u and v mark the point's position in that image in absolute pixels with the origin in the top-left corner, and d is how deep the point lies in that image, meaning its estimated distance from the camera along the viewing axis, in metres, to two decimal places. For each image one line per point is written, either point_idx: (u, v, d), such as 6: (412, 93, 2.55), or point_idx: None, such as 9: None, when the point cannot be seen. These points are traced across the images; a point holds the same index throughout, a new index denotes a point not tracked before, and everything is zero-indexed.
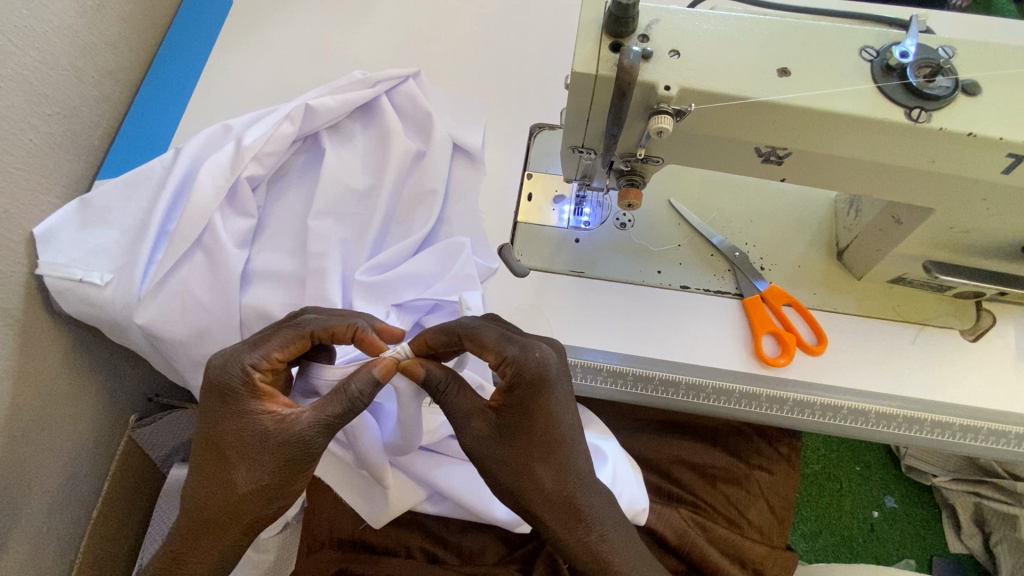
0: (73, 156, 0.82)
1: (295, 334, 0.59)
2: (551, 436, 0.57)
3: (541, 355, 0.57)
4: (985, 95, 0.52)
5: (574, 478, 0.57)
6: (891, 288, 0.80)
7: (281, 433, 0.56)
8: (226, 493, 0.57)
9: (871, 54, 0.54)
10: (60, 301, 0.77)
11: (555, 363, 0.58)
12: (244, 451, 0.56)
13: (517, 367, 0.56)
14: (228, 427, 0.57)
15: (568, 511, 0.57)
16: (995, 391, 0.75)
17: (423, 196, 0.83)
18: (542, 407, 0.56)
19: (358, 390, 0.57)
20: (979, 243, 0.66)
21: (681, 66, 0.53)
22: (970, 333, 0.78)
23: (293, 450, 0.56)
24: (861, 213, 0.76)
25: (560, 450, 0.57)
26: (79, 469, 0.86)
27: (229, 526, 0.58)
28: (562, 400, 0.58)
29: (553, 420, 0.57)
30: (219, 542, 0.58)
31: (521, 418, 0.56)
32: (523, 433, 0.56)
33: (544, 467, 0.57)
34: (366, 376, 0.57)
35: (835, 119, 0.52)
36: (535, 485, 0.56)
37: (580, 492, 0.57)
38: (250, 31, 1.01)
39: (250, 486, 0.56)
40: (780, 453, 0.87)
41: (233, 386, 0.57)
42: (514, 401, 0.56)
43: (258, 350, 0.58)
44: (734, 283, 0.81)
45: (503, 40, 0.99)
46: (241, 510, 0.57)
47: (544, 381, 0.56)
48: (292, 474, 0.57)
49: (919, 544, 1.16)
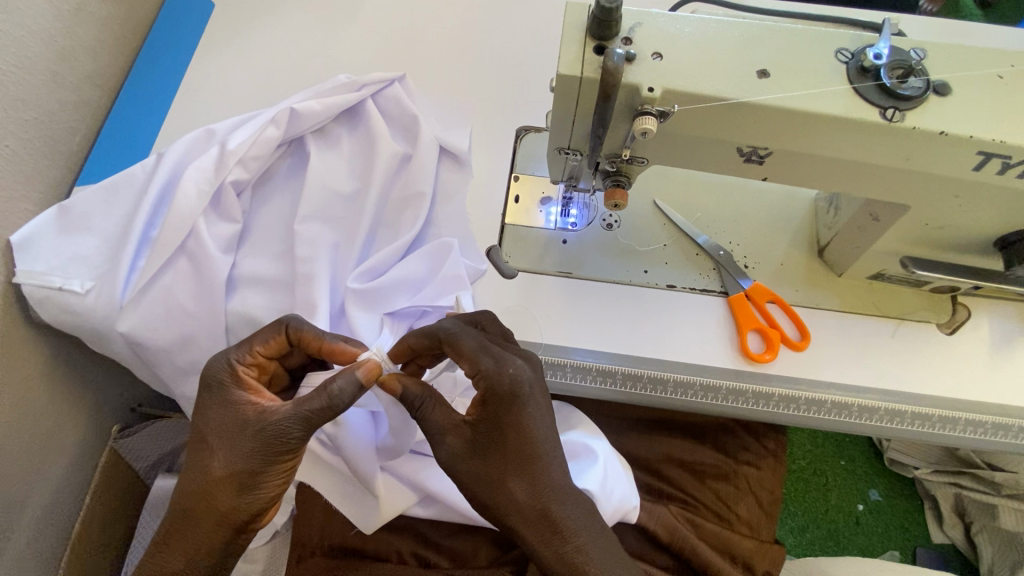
0: (51, 162, 0.81)
1: (273, 332, 0.62)
2: (526, 450, 0.57)
3: (515, 370, 0.57)
4: (955, 95, 0.54)
5: (549, 490, 0.57)
6: (870, 284, 0.82)
7: (258, 420, 0.57)
8: (204, 482, 0.56)
9: (846, 56, 0.55)
10: (39, 310, 0.75)
11: (529, 378, 0.58)
12: (224, 439, 0.57)
13: (490, 381, 0.56)
14: (211, 415, 0.58)
15: (543, 524, 0.56)
16: (972, 383, 0.77)
17: (410, 199, 0.84)
18: (517, 421, 0.56)
19: (339, 388, 0.56)
20: (952, 238, 0.68)
21: (664, 68, 0.54)
22: (946, 326, 0.80)
23: (267, 437, 0.56)
24: (840, 211, 0.78)
25: (535, 463, 0.57)
26: (60, 482, 0.84)
27: (205, 518, 0.57)
28: (537, 414, 0.58)
29: (526, 434, 0.57)
30: (196, 535, 0.57)
31: (496, 433, 0.57)
32: (497, 448, 0.56)
33: (519, 481, 0.56)
34: (345, 376, 0.56)
35: (813, 119, 0.54)
36: (508, 499, 0.56)
37: (556, 503, 0.57)
38: (232, 35, 1.00)
39: (224, 471, 0.56)
40: (767, 448, 0.88)
41: (219, 378, 0.59)
42: (489, 415, 0.56)
43: (242, 346, 0.61)
44: (719, 281, 0.83)
45: (488, 43, 1.00)
46: (214, 500, 0.56)
47: (517, 395, 0.56)
48: (266, 462, 0.56)
49: (903, 536, 1.19)
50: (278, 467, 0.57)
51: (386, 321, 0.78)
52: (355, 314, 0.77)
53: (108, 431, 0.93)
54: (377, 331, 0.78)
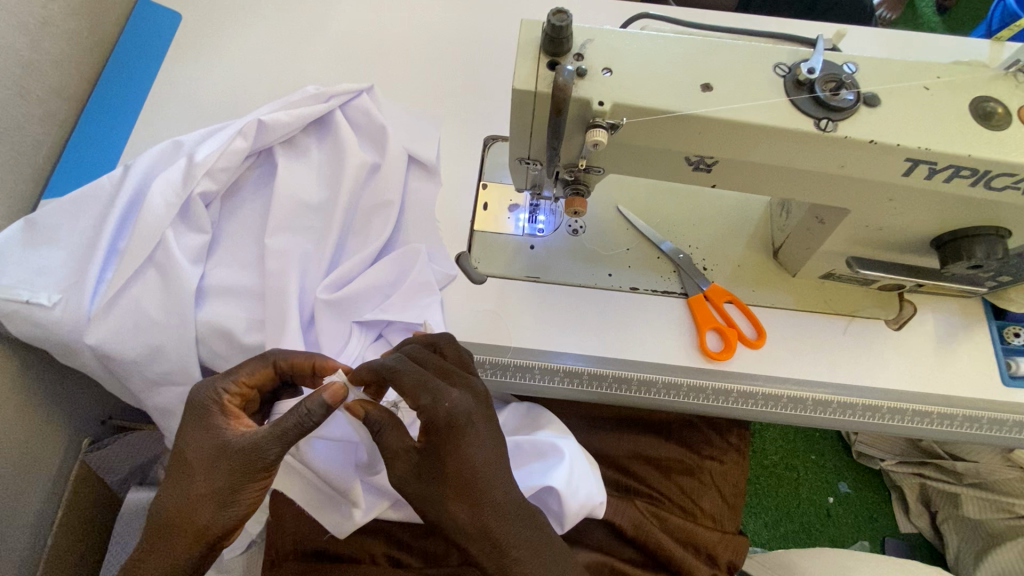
0: (16, 175, 0.81)
1: (260, 363, 0.64)
2: (467, 476, 0.58)
3: (450, 403, 0.58)
4: (883, 106, 0.58)
5: (490, 510, 0.59)
6: (823, 284, 0.86)
7: (238, 441, 0.58)
8: (182, 500, 0.57)
9: (783, 70, 0.59)
10: (6, 323, 0.75)
11: (468, 408, 0.59)
12: (204, 460, 0.58)
13: (428, 416, 0.57)
14: (193, 437, 0.59)
15: (484, 541, 0.59)
16: (919, 375, 0.82)
17: (378, 208, 0.85)
18: (456, 450, 0.57)
19: (308, 409, 0.56)
20: (892, 238, 0.72)
21: (613, 82, 0.57)
22: (894, 322, 0.85)
23: (246, 457, 0.57)
24: (791, 215, 0.82)
25: (477, 487, 0.58)
26: (31, 497, 0.83)
27: (181, 536, 0.57)
28: (478, 442, 0.59)
29: (466, 463, 0.58)
30: (167, 555, 0.57)
31: (439, 462, 0.58)
32: (439, 475, 0.58)
33: (459, 503, 0.58)
34: (315, 399, 0.57)
35: (753, 129, 0.57)
36: (450, 521, 0.58)
37: (496, 522, 0.59)
38: (200, 45, 1.00)
39: (204, 491, 0.57)
40: (730, 442, 0.92)
41: (203, 403, 0.60)
42: (432, 446, 0.58)
43: (227, 374, 0.62)
44: (680, 283, 0.86)
45: (455, 54, 1.02)
46: (192, 519, 0.57)
47: (455, 427, 0.57)
48: (245, 480, 0.58)
49: (871, 526, 1.23)
50: (255, 486, 0.59)
51: (354, 330, 0.80)
52: (324, 322, 0.79)
53: (79, 445, 0.92)
54: (345, 339, 0.80)
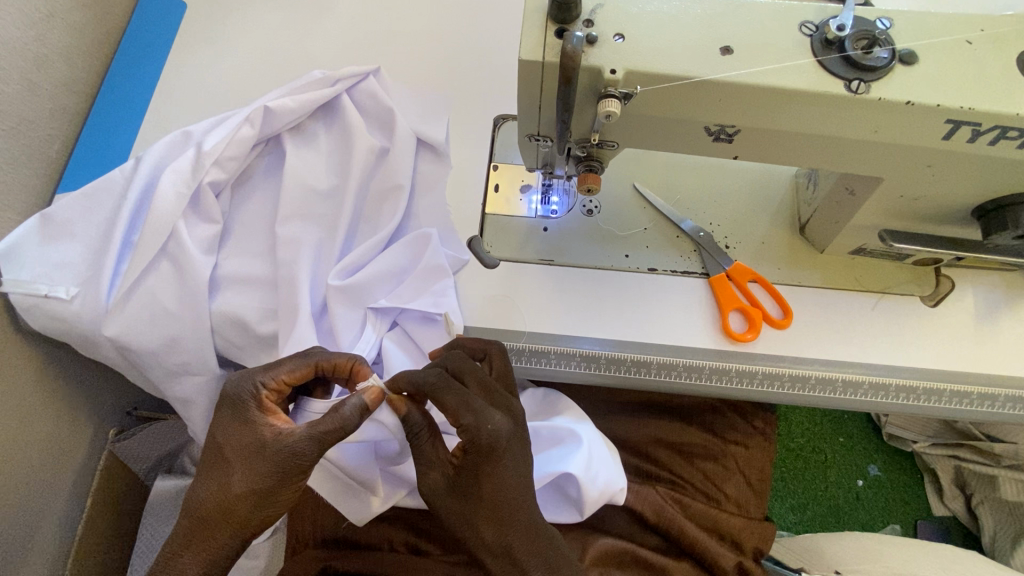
0: (30, 170, 0.81)
1: (302, 362, 0.64)
2: (496, 497, 0.59)
3: (494, 426, 0.59)
4: (921, 64, 0.54)
5: (516, 531, 0.60)
6: (853, 260, 0.82)
7: (276, 442, 0.58)
8: (221, 495, 0.58)
9: (811, 29, 0.55)
10: (27, 318, 0.76)
11: (508, 433, 0.60)
12: (244, 456, 0.59)
13: (470, 436, 0.58)
14: (231, 433, 0.60)
15: (505, 560, 0.60)
16: (957, 353, 0.77)
17: (388, 192, 0.84)
18: (493, 472, 0.59)
19: (351, 411, 0.59)
20: (928, 209, 0.68)
21: (626, 48, 0.54)
22: (930, 299, 0.80)
23: (285, 459, 0.58)
24: (819, 186, 0.78)
25: (505, 508, 0.59)
26: (59, 486, 0.85)
27: (219, 530, 0.58)
28: (514, 466, 0.60)
29: (501, 485, 0.59)
30: (206, 547, 0.58)
31: (474, 478, 0.59)
32: (474, 492, 0.59)
33: (488, 522, 0.59)
34: (357, 399, 0.60)
35: (776, 94, 0.54)
36: (478, 538, 0.59)
37: (520, 545, 0.60)
38: (207, 34, 0.99)
39: (243, 489, 0.58)
40: (754, 427, 0.89)
41: (242, 399, 0.60)
42: (472, 463, 0.59)
43: (268, 370, 0.62)
44: (701, 263, 0.83)
45: (463, 32, 0.99)
46: (231, 515, 0.58)
47: (496, 450, 0.58)
48: (282, 481, 0.58)
49: (903, 509, 1.19)
50: (292, 486, 0.59)
51: (369, 315, 0.79)
52: (339, 311, 0.78)
53: (106, 435, 0.94)
54: (358, 328, 0.78)
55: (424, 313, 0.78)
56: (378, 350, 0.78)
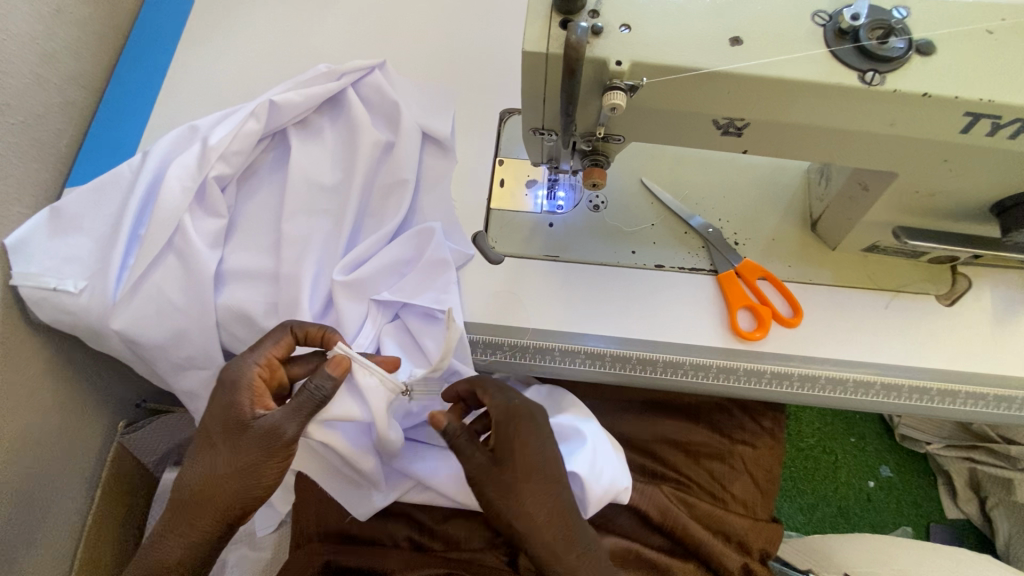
0: (40, 164, 0.81)
1: (279, 335, 0.64)
2: (527, 471, 0.62)
3: (520, 400, 0.64)
4: (939, 55, 0.52)
5: (556, 503, 0.62)
6: (866, 257, 0.80)
7: (256, 418, 0.59)
8: (207, 475, 0.60)
9: (824, 19, 0.54)
10: (36, 311, 0.76)
11: (533, 407, 0.65)
12: (227, 435, 0.60)
13: (502, 407, 0.63)
14: (216, 413, 0.61)
15: (552, 533, 0.61)
16: (974, 353, 0.75)
17: (394, 187, 0.83)
18: (525, 442, 0.62)
19: (317, 385, 0.60)
20: (945, 205, 0.66)
21: (632, 39, 0.53)
22: (946, 298, 0.78)
23: (265, 435, 0.58)
24: (831, 182, 0.76)
25: (539, 477, 0.62)
26: (69, 477, 0.86)
27: (206, 510, 0.60)
28: (543, 439, 0.63)
29: (534, 455, 0.62)
30: (194, 527, 0.60)
31: (511, 448, 0.62)
32: (512, 463, 0.62)
33: (529, 493, 0.62)
34: (321, 374, 0.60)
35: (787, 86, 0.52)
36: (523, 509, 0.61)
37: (561, 517, 0.62)
38: (213, 29, 0.99)
39: (227, 468, 0.59)
40: (763, 427, 0.88)
41: (229, 378, 0.61)
42: (504, 436, 0.62)
43: (250, 352, 0.62)
44: (709, 260, 0.81)
45: (470, 26, 0.98)
46: (217, 494, 0.59)
47: (525, 418, 0.63)
48: (264, 459, 0.59)
49: (915, 511, 1.17)
50: (275, 464, 0.60)
51: (370, 309, 0.79)
52: (343, 305, 0.77)
53: (116, 427, 0.95)
54: (361, 323, 0.78)
55: (426, 309, 0.78)
56: (378, 344, 0.78)
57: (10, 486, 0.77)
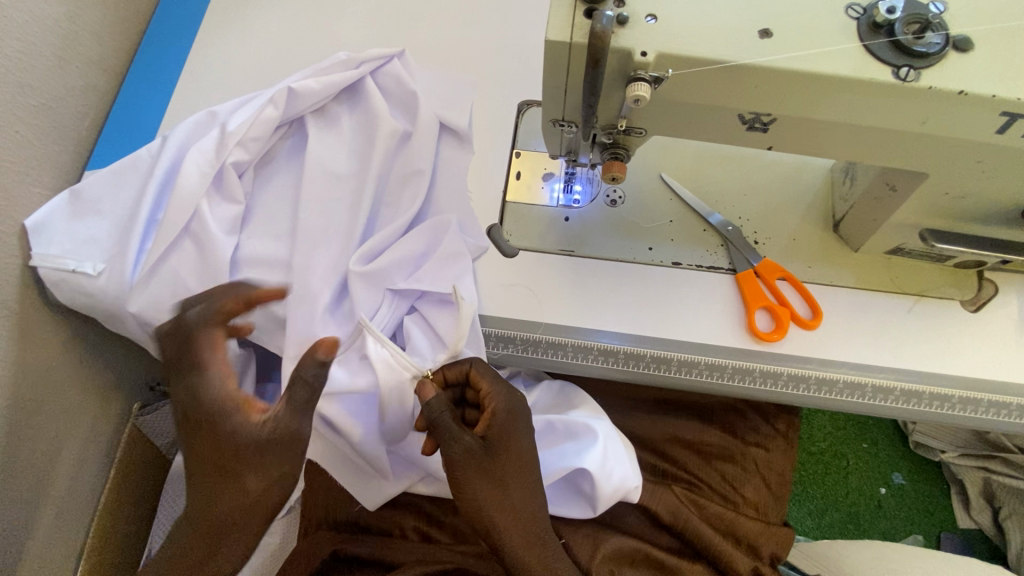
0: (61, 146, 0.82)
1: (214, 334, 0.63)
2: (514, 463, 0.64)
3: (518, 395, 0.67)
4: (978, 52, 0.50)
5: (537, 498, 0.65)
6: (889, 260, 0.79)
7: (267, 429, 0.58)
8: (237, 495, 0.58)
9: (857, 12, 0.52)
10: (56, 292, 0.77)
11: (526, 404, 0.68)
12: (244, 456, 0.58)
13: (505, 398, 0.65)
14: (222, 439, 0.58)
15: (530, 527, 0.63)
16: (998, 362, 0.73)
17: (410, 177, 0.82)
18: (518, 435, 0.65)
19: (313, 374, 0.58)
20: (975, 207, 0.64)
21: (658, 30, 0.52)
22: (971, 303, 0.76)
23: (286, 439, 0.58)
24: (856, 182, 0.74)
25: (527, 470, 0.65)
26: (84, 456, 0.87)
27: (245, 523, 0.60)
28: (530, 436, 0.67)
29: (523, 449, 0.65)
30: (240, 539, 0.60)
31: (505, 439, 0.64)
32: (504, 454, 0.63)
33: (517, 485, 0.63)
34: (311, 361, 0.58)
35: (818, 82, 0.51)
36: (507, 500, 0.63)
37: (540, 511, 0.65)
38: (234, 16, 0.99)
39: (259, 483, 0.59)
40: (777, 429, 0.87)
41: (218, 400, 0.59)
42: (500, 426, 0.64)
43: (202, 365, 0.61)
44: (727, 258, 0.80)
45: (490, 17, 0.97)
46: (255, 507, 0.59)
47: (521, 413, 0.66)
48: (294, 462, 0.59)
49: (928, 521, 1.15)
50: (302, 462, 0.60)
51: (386, 299, 0.78)
52: (359, 294, 0.76)
53: (130, 409, 0.96)
54: (375, 311, 0.77)
55: (439, 295, 0.78)
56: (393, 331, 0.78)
57: (26, 463, 0.78)
